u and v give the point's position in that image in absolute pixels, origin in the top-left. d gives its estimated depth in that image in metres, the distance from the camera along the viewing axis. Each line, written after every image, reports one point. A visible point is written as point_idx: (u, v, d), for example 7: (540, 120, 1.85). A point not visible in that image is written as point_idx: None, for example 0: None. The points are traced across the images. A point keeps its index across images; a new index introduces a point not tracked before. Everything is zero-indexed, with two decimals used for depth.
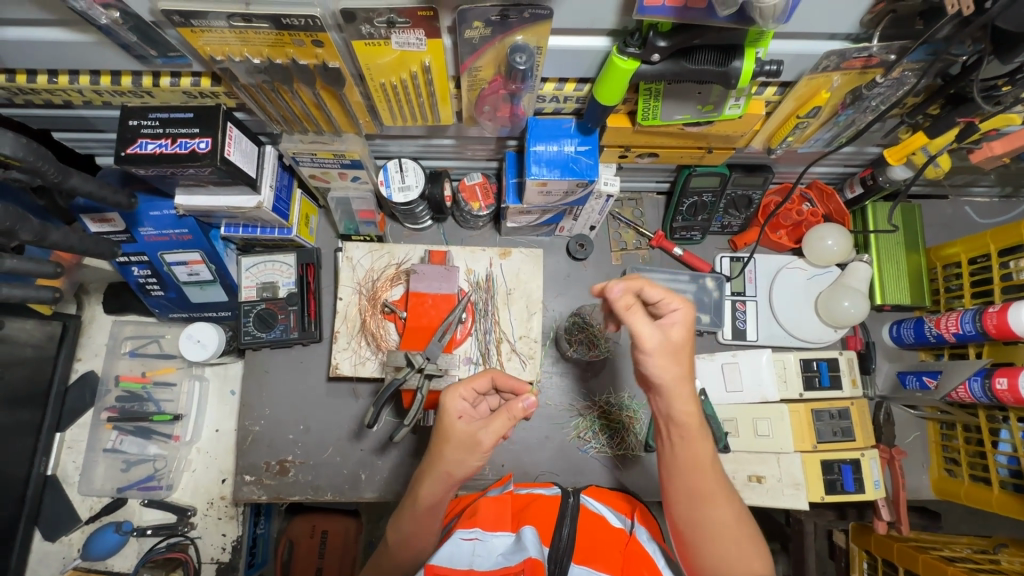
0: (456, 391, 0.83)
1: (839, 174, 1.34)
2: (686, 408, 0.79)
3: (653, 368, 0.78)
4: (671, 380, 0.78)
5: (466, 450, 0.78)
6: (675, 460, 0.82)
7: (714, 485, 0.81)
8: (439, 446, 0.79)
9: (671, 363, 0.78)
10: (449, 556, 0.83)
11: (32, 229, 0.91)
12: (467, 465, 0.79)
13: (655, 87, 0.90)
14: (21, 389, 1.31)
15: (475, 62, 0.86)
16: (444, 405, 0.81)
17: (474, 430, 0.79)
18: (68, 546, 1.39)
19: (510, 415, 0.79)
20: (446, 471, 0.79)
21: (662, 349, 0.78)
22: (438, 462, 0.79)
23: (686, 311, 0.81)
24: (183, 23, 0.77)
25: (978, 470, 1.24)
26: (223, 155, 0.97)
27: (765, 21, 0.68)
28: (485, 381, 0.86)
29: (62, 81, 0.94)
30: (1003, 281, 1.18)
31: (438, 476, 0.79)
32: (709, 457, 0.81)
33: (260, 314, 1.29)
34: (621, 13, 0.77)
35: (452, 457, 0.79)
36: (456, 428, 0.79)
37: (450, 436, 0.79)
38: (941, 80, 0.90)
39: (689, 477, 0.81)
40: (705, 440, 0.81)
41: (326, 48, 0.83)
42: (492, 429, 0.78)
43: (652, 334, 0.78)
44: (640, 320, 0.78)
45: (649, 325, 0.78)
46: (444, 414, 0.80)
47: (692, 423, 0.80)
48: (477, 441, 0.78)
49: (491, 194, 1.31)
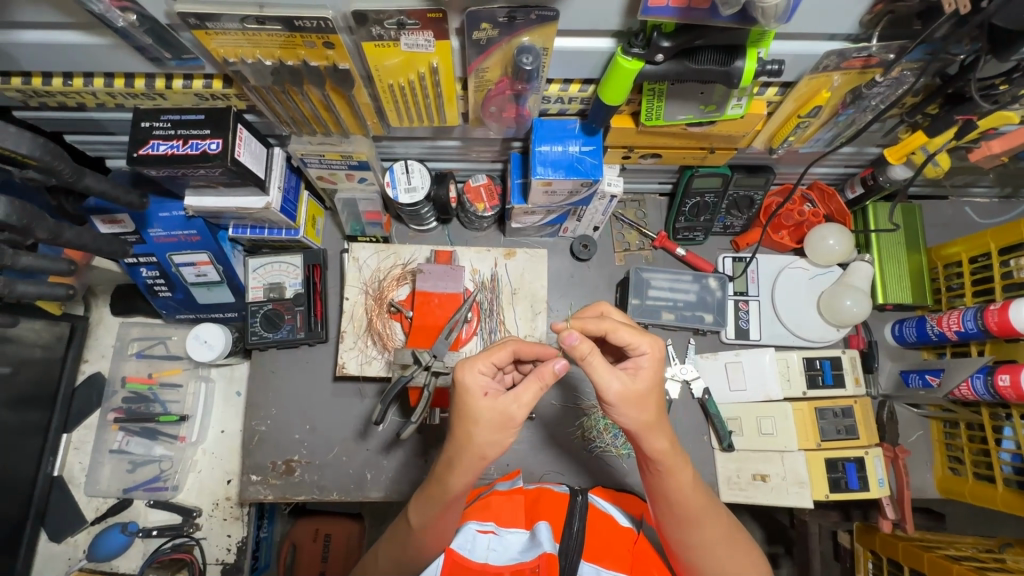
0: (471, 365, 0.76)
1: (839, 174, 1.36)
2: (656, 447, 0.79)
3: (619, 416, 0.77)
4: (638, 425, 0.78)
5: (497, 428, 0.74)
6: (655, 489, 0.84)
7: (697, 507, 0.83)
8: (467, 427, 0.75)
9: (636, 410, 0.76)
10: (467, 546, 0.90)
11: (46, 228, 0.93)
12: (500, 442, 0.75)
13: (658, 88, 0.92)
14: (30, 389, 1.32)
15: (482, 63, 0.87)
16: (463, 383, 0.75)
17: (504, 404, 0.74)
18: (74, 547, 1.39)
19: (541, 381, 0.75)
20: (476, 450, 0.75)
21: (625, 400, 0.76)
22: (465, 443, 0.75)
23: (655, 353, 0.79)
24: (198, 25, 0.79)
25: (982, 468, 1.25)
26: (233, 156, 0.99)
27: (767, 21, 0.70)
28: (506, 352, 0.80)
29: (77, 84, 0.96)
30: (1003, 279, 1.20)
31: (467, 455, 0.76)
32: (689, 483, 0.82)
33: (267, 314, 1.30)
34: (625, 14, 0.79)
35: (483, 437, 0.75)
36: (483, 407, 0.74)
37: (479, 414, 0.74)
38: (939, 80, 0.91)
39: (671, 503, 0.83)
40: (683, 468, 0.81)
41: (336, 50, 0.85)
42: (524, 402, 0.74)
43: (615, 385, 0.75)
44: (601, 371, 0.75)
45: (610, 374, 0.75)
46: (466, 392, 0.75)
47: (668, 458, 0.80)
48: (509, 417, 0.74)
49: (496, 195, 1.32)
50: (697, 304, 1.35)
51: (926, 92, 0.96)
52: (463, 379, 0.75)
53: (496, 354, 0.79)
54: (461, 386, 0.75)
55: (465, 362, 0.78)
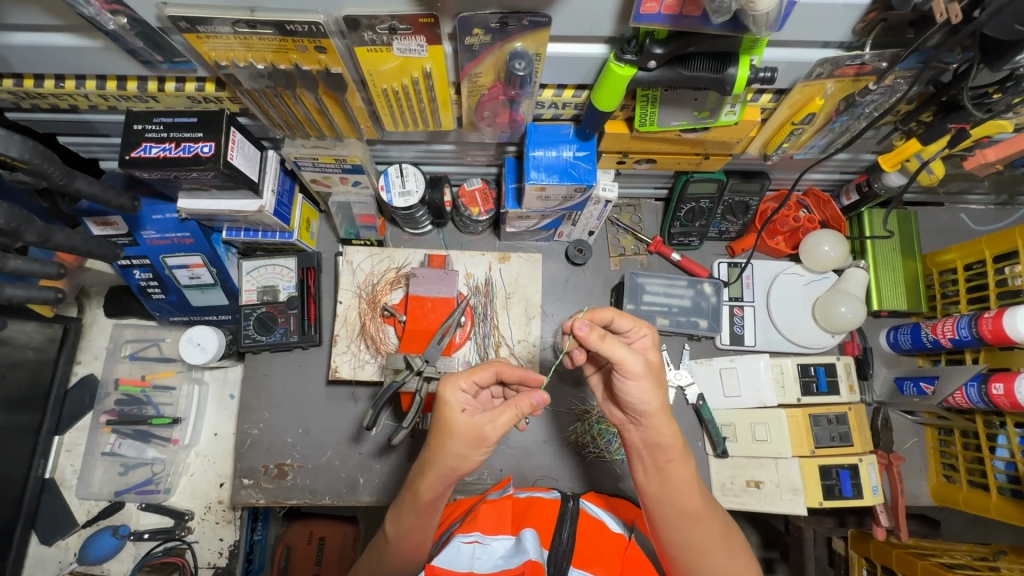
0: (456, 380, 0.74)
1: (835, 181, 1.36)
2: (668, 432, 0.80)
3: (639, 395, 0.78)
4: (655, 407, 0.78)
5: (470, 444, 0.74)
6: (657, 487, 0.83)
7: (700, 499, 0.84)
8: (442, 439, 0.75)
9: (655, 389, 0.78)
10: (450, 559, 0.85)
11: (36, 230, 0.92)
12: (470, 457, 0.76)
13: (652, 94, 0.91)
14: (21, 391, 1.32)
15: (475, 68, 0.87)
16: (445, 397, 0.74)
17: (480, 424, 0.74)
18: (64, 551, 1.38)
19: (517, 410, 0.75)
20: (448, 463, 0.75)
21: (648, 375, 0.77)
22: (437, 454, 0.75)
23: (652, 335, 0.85)
24: (190, 29, 0.79)
25: (976, 476, 1.24)
26: (225, 159, 0.98)
27: (759, 29, 0.69)
28: (490, 373, 0.77)
29: (69, 86, 0.96)
30: (998, 287, 1.19)
31: (438, 467, 0.76)
32: (693, 473, 0.83)
33: (261, 318, 1.29)
34: (617, 21, 0.78)
35: (455, 452, 0.75)
36: (460, 423, 0.74)
37: (454, 431, 0.74)
38: (933, 87, 0.91)
39: (677, 499, 0.82)
40: (687, 457, 0.83)
41: (329, 54, 0.85)
42: (498, 424, 0.74)
43: (637, 360, 0.76)
44: (621, 348, 0.76)
45: (633, 353, 0.76)
46: (446, 408, 0.74)
47: (675, 446, 0.81)
48: (482, 436, 0.74)
49: (490, 199, 1.32)
50: (692, 310, 1.34)
51: (921, 100, 0.96)
52: (443, 392, 0.74)
53: (483, 373, 0.77)
54: (443, 400, 0.74)
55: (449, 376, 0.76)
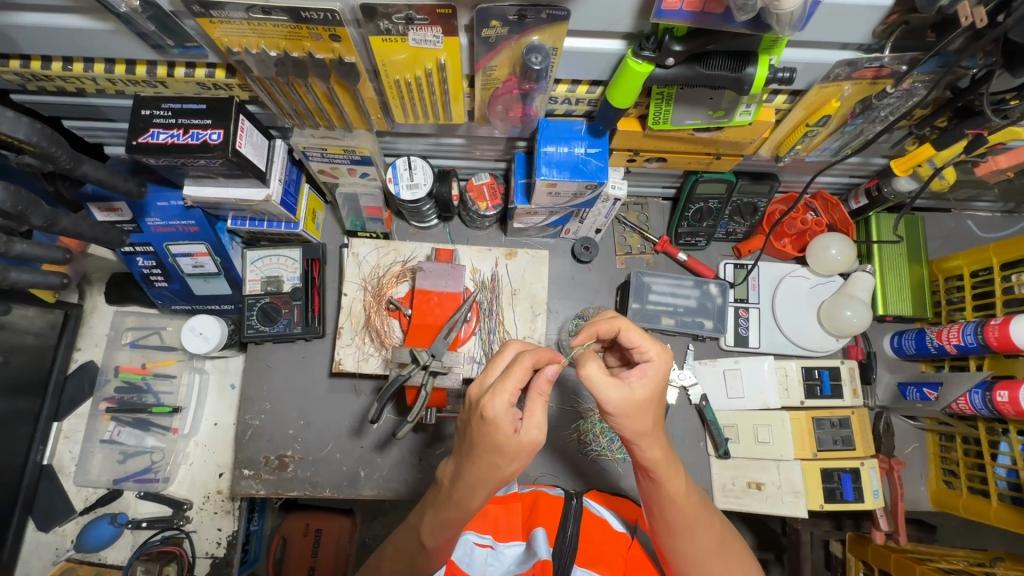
0: (500, 397, 0.71)
1: (843, 184, 1.36)
2: (649, 454, 0.78)
3: (616, 424, 0.77)
4: (634, 434, 0.77)
5: (524, 455, 0.73)
6: (649, 497, 0.83)
7: (689, 514, 0.82)
8: (493, 458, 0.72)
9: (633, 420, 0.75)
10: (465, 559, 0.91)
11: (43, 214, 0.91)
12: (524, 465, 0.75)
13: (668, 91, 0.90)
14: (21, 376, 1.31)
15: (490, 61, 0.86)
16: (493, 416, 0.70)
17: (531, 434, 0.72)
18: (62, 537, 1.38)
19: (540, 394, 0.74)
20: (501, 477, 0.74)
21: (625, 408, 0.74)
22: (491, 472, 0.73)
23: (660, 361, 0.78)
24: (203, 13, 0.78)
25: (977, 482, 1.25)
26: (234, 147, 0.97)
27: (782, 28, 0.69)
28: (526, 372, 0.73)
29: (77, 69, 0.95)
30: (1005, 294, 1.19)
31: (489, 482, 0.75)
32: (681, 492, 0.81)
33: (264, 308, 1.28)
34: (637, 16, 0.78)
35: (511, 464, 0.73)
36: (510, 441, 0.71)
37: (508, 448, 0.72)
38: (949, 92, 0.91)
39: (664, 512, 0.82)
40: (676, 476, 0.80)
41: (343, 43, 0.84)
42: (542, 422, 0.73)
43: (613, 397, 0.74)
44: (598, 384, 0.74)
45: (609, 387, 0.74)
46: (495, 428, 0.71)
47: (662, 467, 0.79)
48: (534, 443, 0.72)
49: (498, 194, 1.31)
50: (698, 310, 1.34)
51: (937, 105, 0.95)
52: (494, 412, 0.71)
53: (517, 377, 0.73)
54: (489, 419, 0.71)
55: (489, 390, 0.72)
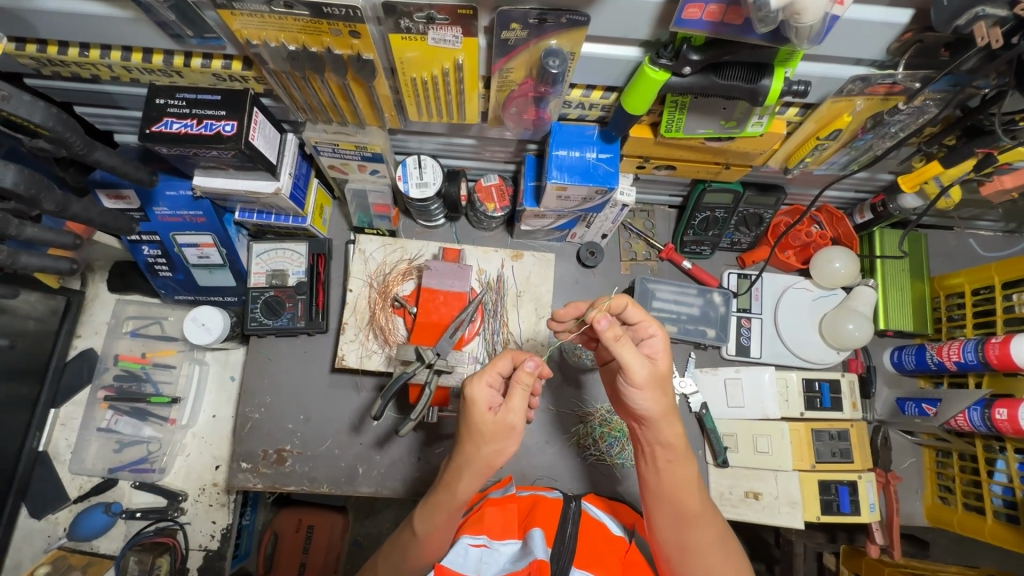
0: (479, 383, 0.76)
1: (849, 199, 1.37)
2: (672, 434, 0.82)
3: (643, 401, 0.79)
4: (659, 411, 0.80)
5: (500, 438, 0.76)
6: (656, 487, 0.85)
7: (699, 506, 0.85)
8: (473, 440, 0.76)
9: (658, 395, 0.79)
10: (457, 561, 0.86)
11: (54, 199, 0.91)
12: (504, 451, 0.77)
13: (682, 100, 0.91)
14: (20, 362, 1.31)
15: (507, 63, 0.87)
16: (473, 397, 0.75)
17: (506, 417, 0.76)
18: (54, 525, 1.36)
19: (525, 387, 0.77)
20: (484, 459, 0.77)
21: (653, 382, 0.78)
22: (472, 455, 0.77)
23: (662, 337, 0.84)
24: (224, 5, 0.78)
25: (972, 499, 1.26)
26: (247, 139, 0.97)
27: (800, 41, 0.70)
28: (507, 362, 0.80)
29: (93, 55, 0.95)
30: (1005, 313, 1.21)
31: (474, 464, 0.78)
32: (693, 478, 0.85)
33: (268, 301, 1.28)
34: (656, 25, 0.78)
35: (490, 447, 0.76)
36: (487, 421, 0.75)
37: (486, 430, 0.76)
38: (959, 111, 0.93)
39: (678, 499, 0.84)
40: (689, 463, 0.84)
41: (362, 39, 0.84)
42: (516, 408, 0.76)
43: (642, 368, 0.77)
44: (630, 352, 0.77)
45: (639, 357, 0.77)
46: (472, 406, 0.75)
47: (679, 447, 0.83)
48: (510, 426, 0.76)
49: (506, 196, 1.31)
50: (700, 318, 1.36)
51: (946, 123, 0.96)
52: (474, 393, 0.75)
53: (500, 366, 0.79)
54: (467, 400, 0.76)
55: (471, 376, 0.78)
